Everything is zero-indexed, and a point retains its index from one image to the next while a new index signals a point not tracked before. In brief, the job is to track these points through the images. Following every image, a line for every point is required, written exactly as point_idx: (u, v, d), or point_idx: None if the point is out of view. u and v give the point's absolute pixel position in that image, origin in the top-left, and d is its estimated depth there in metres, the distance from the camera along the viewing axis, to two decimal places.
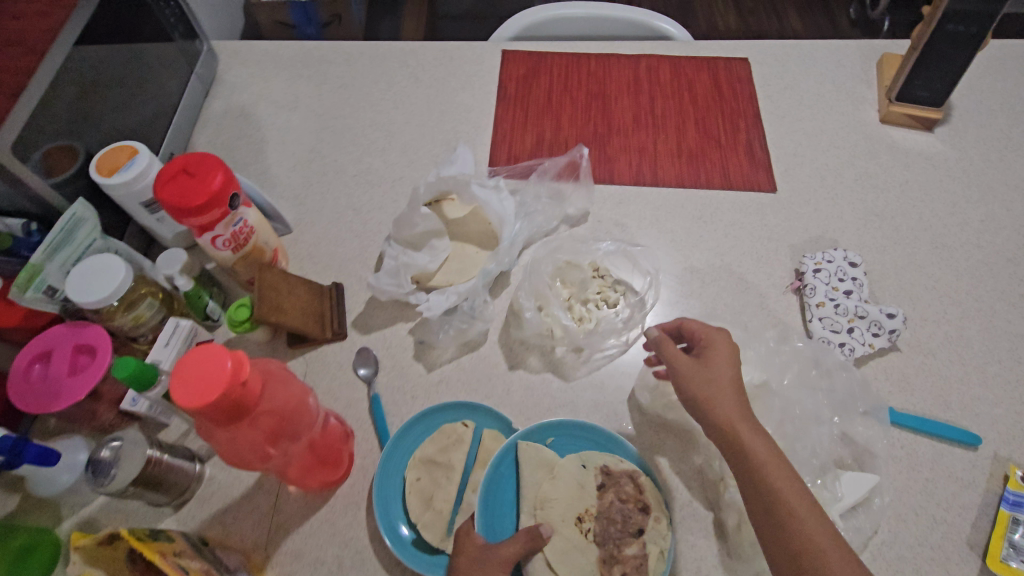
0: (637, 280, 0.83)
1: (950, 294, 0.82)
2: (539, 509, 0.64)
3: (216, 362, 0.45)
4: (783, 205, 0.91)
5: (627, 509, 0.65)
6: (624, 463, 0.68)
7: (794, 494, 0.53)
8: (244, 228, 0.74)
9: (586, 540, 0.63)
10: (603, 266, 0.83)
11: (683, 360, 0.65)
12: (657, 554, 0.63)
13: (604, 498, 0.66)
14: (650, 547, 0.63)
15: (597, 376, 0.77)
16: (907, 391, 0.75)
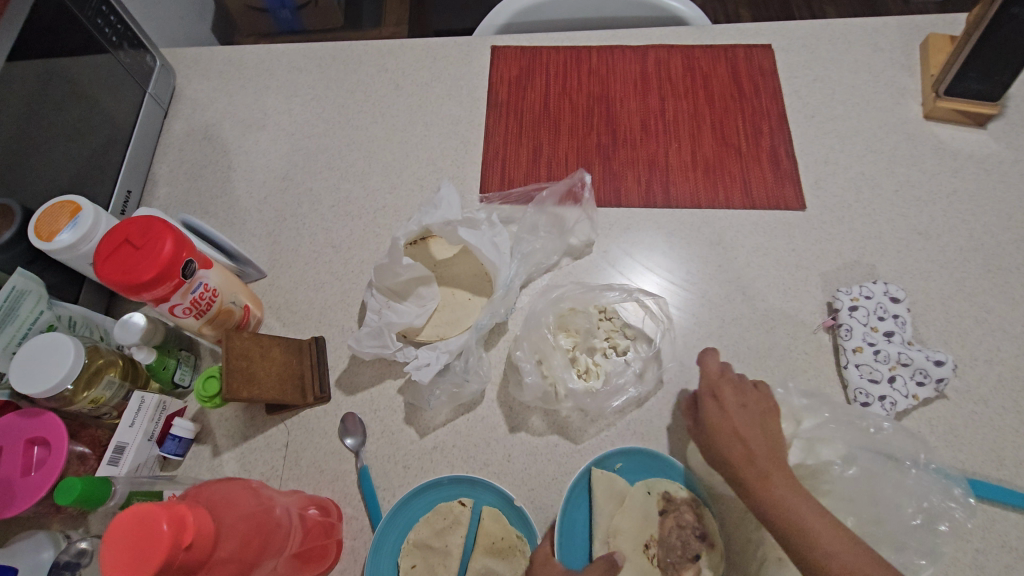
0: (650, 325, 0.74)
1: (1005, 327, 0.73)
2: (610, 539, 0.61)
3: (150, 523, 0.38)
4: (813, 224, 0.81)
5: (688, 535, 0.62)
6: (684, 490, 0.64)
7: (813, 521, 0.50)
8: (205, 292, 0.66)
9: (652, 567, 0.60)
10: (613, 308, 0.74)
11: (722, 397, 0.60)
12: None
13: (665, 525, 0.62)
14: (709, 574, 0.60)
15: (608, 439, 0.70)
16: (957, 445, 0.66)
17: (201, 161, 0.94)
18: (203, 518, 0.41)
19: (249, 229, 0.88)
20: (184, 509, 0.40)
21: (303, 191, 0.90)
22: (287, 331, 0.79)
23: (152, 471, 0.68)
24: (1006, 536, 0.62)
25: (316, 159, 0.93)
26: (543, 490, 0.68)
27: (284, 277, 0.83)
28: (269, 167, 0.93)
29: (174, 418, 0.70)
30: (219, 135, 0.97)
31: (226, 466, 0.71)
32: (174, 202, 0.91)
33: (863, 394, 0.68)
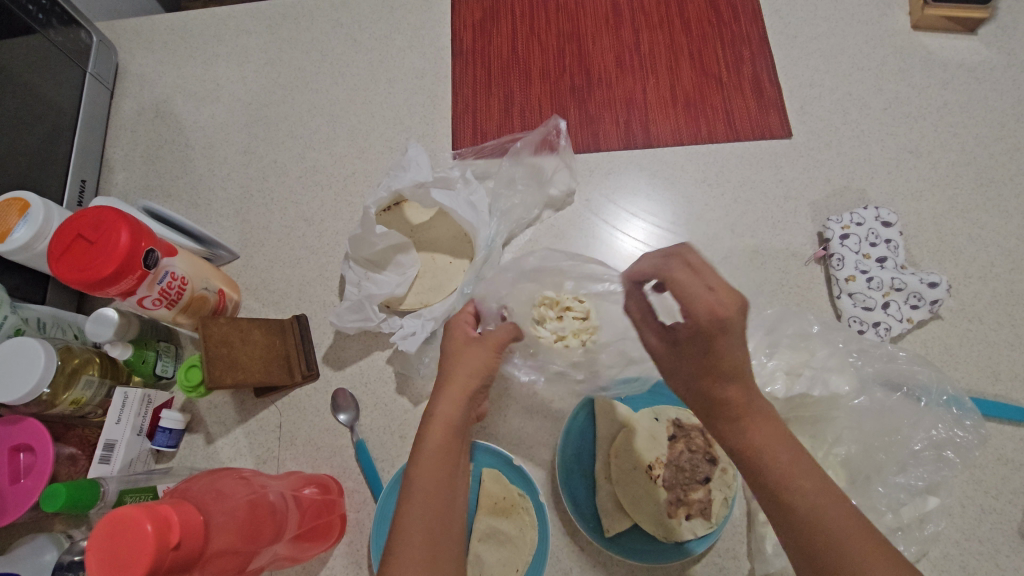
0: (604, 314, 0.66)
1: (999, 241, 0.71)
2: (612, 459, 0.63)
3: (131, 527, 0.36)
4: (800, 152, 0.78)
5: (697, 457, 0.62)
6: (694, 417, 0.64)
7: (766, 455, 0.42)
8: (174, 281, 0.63)
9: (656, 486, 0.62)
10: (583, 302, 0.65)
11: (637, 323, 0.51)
12: (720, 499, 0.60)
13: (673, 449, 0.63)
14: (716, 493, 0.60)
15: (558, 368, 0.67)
16: (953, 364, 0.66)
17: (156, 141, 0.89)
18: (190, 516, 0.40)
19: (215, 209, 0.84)
20: (166, 509, 0.39)
21: (267, 164, 0.86)
22: (267, 311, 0.77)
23: (146, 465, 0.67)
24: (1003, 450, 0.62)
25: (277, 128, 0.88)
26: (543, 449, 0.67)
27: (257, 257, 0.80)
28: (228, 142, 0.88)
29: (162, 410, 0.68)
30: (172, 111, 0.91)
31: (222, 452, 0.70)
32: (134, 188, 0.87)
33: (857, 322, 0.67)
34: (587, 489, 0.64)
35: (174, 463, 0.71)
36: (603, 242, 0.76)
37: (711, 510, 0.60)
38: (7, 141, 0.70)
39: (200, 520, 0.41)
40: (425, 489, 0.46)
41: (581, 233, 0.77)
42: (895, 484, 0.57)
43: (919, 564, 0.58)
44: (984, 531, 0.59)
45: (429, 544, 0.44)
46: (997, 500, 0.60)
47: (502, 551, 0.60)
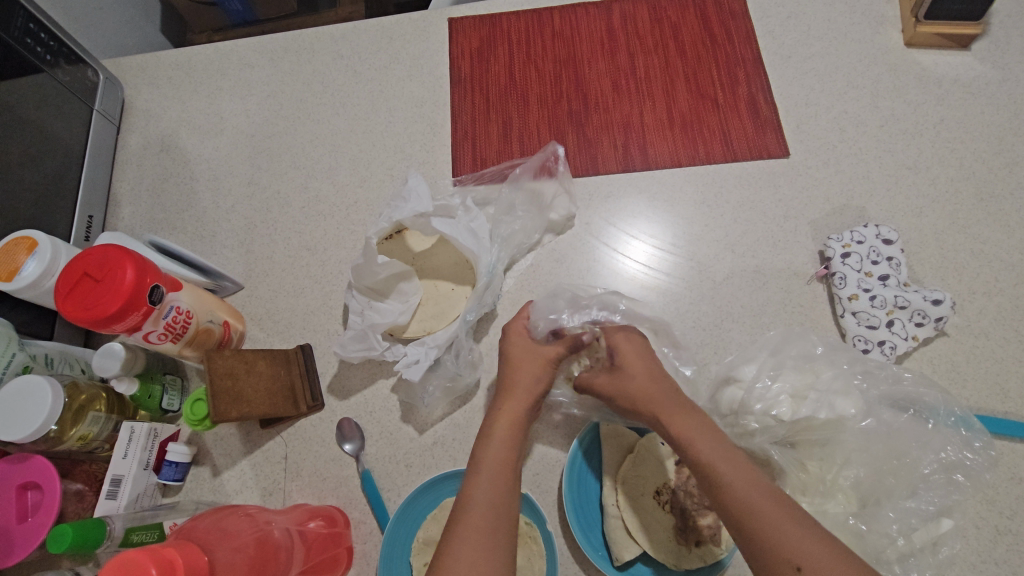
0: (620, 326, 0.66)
1: (1002, 256, 0.71)
2: (620, 486, 0.62)
3: (136, 572, 0.36)
4: (798, 171, 0.78)
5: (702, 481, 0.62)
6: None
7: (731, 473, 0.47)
8: (179, 315, 0.64)
9: (664, 512, 0.61)
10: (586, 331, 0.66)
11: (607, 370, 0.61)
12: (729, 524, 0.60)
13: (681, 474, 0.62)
14: None
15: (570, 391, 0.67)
16: (961, 382, 0.65)
17: (162, 174, 0.91)
18: (195, 557, 0.40)
19: (219, 240, 0.85)
20: (171, 552, 0.39)
21: (270, 194, 0.87)
22: (271, 341, 0.78)
23: (153, 499, 0.67)
24: (1015, 469, 0.61)
25: (280, 159, 0.89)
26: (549, 476, 0.67)
27: (262, 287, 0.81)
28: (232, 174, 0.89)
29: (168, 444, 0.69)
30: (177, 144, 0.93)
31: (228, 484, 0.70)
32: (140, 221, 0.88)
33: (861, 341, 0.67)
34: (597, 517, 0.64)
35: (181, 497, 0.70)
36: (605, 265, 0.77)
37: (720, 535, 0.59)
38: (17, 180, 0.71)
39: (204, 561, 0.41)
40: (490, 464, 0.52)
41: (583, 256, 0.77)
42: (906, 508, 0.56)
43: None
44: (1000, 553, 0.58)
45: (491, 514, 0.48)
46: (1012, 521, 0.59)
47: None
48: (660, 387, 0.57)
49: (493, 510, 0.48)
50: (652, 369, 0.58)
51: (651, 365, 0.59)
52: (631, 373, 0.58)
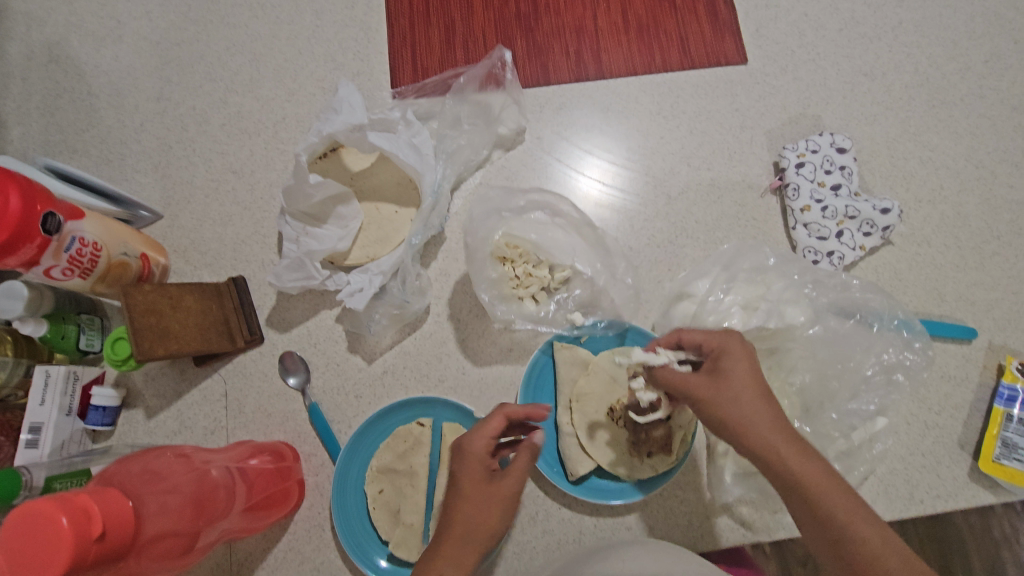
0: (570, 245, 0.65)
1: (949, 164, 0.71)
2: (573, 403, 0.62)
3: (42, 525, 0.32)
4: (756, 79, 0.74)
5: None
6: None
7: (857, 523, 0.41)
8: (84, 247, 0.56)
9: (617, 426, 0.62)
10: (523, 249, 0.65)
11: (695, 377, 0.48)
12: (680, 435, 0.60)
13: None
14: (675, 430, 0.60)
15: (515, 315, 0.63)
16: (902, 289, 0.67)
17: (52, 89, 0.79)
18: (117, 504, 0.36)
19: (130, 164, 0.76)
20: (86, 500, 0.35)
21: (185, 112, 0.77)
22: (200, 274, 0.71)
23: (82, 446, 0.63)
24: (946, 367, 0.64)
25: (193, 70, 0.79)
26: (504, 397, 0.66)
27: (184, 215, 0.73)
28: (137, 88, 0.78)
29: (92, 387, 0.63)
30: (68, 54, 0.80)
31: (165, 426, 0.66)
32: (32, 144, 0.77)
33: (812, 253, 0.67)
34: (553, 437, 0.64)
35: (114, 442, 0.66)
36: (558, 183, 0.73)
37: (671, 445, 0.60)
38: None
39: (129, 508, 0.37)
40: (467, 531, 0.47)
41: (534, 172, 0.73)
42: (846, 407, 0.58)
43: (866, 481, 0.60)
44: (926, 446, 0.62)
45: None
46: (938, 415, 0.63)
47: None
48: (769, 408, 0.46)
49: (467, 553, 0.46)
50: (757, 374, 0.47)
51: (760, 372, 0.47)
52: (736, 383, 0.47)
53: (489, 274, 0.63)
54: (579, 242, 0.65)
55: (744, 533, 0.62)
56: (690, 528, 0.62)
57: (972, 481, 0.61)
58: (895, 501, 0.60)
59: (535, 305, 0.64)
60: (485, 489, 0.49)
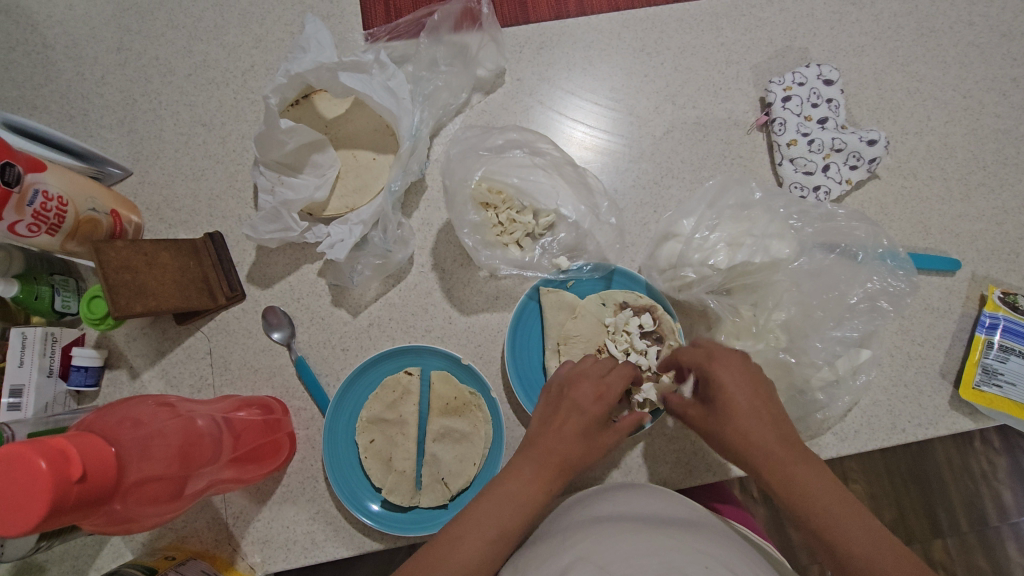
0: (556, 189, 0.63)
1: (936, 94, 0.70)
2: (561, 347, 0.62)
3: (18, 467, 0.33)
4: (742, 11, 0.72)
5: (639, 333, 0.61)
6: (643, 299, 0.62)
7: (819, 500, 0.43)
8: (49, 201, 0.55)
9: None
10: (505, 193, 0.63)
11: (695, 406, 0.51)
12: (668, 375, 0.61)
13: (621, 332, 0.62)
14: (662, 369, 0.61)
15: (501, 261, 0.62)
16: (888, 223, 0.67)
17: (3, 41, 0.74)
18: (97, 447, 0.37)
19: (94, 119, 0.72)
20: (62, 442, 0.35)
21: (147, 62, 0.73)
22: (176, 232, 0.70)
23: (67, 408, 0.62)
24: (929, 299, 0.65)
25: (152, 17, 0.74)
26: (493, 344, 0.65)
27: (154, 171, 0.71)
28: (95, 38, 0.74)
29: (72, 348, 0.62)
30: (16, 3, 0.75)
31: (150, 385, 0.66)
32: None
33: (798, 188, 0.66)
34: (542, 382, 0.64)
35: (100, 403, 0.65)
36: (541, 127, 0.71)
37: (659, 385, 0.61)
38: None
39: (110, 451, 0.38)
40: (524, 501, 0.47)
41: (516, 115, 0.71)
42: (831, 337, 0.58)
43: (851, 412, 0.61)
44: (910, 376, 0.63)
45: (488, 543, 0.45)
46: (922, 346, 0.64)
47: (458, 448, 0.62)
48: (775, 433, 0.47)
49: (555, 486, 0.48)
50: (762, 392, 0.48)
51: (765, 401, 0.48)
52: (735, 411, 0.48)
53: (471, 217, 0.62)
54: (561, 183, 0.64)
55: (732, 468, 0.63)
56: (679, 465, 0.63)
57: (952, 409, 0.62)
58: (878, 430, 0.62)
59: (520, 250, 0.63)
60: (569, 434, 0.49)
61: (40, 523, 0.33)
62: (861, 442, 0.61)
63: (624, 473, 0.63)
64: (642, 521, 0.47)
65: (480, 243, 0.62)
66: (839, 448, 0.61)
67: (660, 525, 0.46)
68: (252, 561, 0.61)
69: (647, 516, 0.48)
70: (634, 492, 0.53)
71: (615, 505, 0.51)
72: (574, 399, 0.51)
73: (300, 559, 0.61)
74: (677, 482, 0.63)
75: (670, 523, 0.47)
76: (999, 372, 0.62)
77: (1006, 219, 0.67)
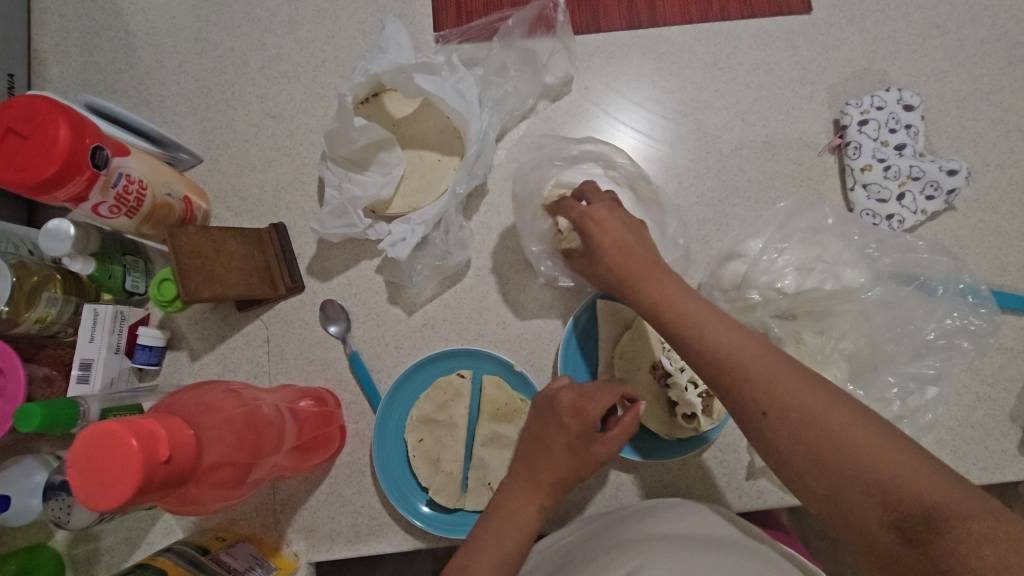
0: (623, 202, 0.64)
1: (1022, 125, 0.67)
2: (615, 360, 0.62)
3: (115, 442, 0.34)
4: (820, 30, 0.70)
5: None
6: None
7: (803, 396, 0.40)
8: (130, 184, 0.56)
9: (658, 385, 0.61)
10: None
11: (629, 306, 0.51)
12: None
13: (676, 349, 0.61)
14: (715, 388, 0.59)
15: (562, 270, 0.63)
16: (962, 257, 0.65)
17: (90, 26, 0.77)
18: (182, 430, 0.38)
19: (169, 106, 0.74)
20: (152, 423, 0.36)
21: (223, 53, 0.75)
22: (241, 221, 0.71)
23: (129, 384, 0.64)
24: (1004, 339, 0.62)
25: (230, 10, 0.76)
26: (545, 352, 0.65)
27: (224, 160, 0.73)
28: (175, 27, 0.76)
29: (138, 327, 0.64)
30: None
31: (208, 369, 0.67)
32: (72, 82, 0.76)
33: (870, 215, 0.64)
34: None
35: (159, 381, 0.67)
36: (605, 136, 0.70)
37: (712, 406, 0.59)
38: None
39: (191, 433, 0.39)
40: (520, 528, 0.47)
41: (581, 124, 0.71)
42: (907, 373, 0.56)
43: None
44: (977, 417, 0.60)
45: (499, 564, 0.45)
46: (992, 387, 0.61)
47: (505, 454, 0.61)
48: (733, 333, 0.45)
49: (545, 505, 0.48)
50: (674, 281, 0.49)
51: (693, 297, 0.48)
52: (616, 245, 0.52)
53: (538, 224, 0.62)
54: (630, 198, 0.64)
55: (783, 497, 0.61)
56: (729, 489, 0.62)
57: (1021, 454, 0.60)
58: None
59: None
60: (556, 458, 0.49)
61: (130, 498, 0.34)
62: None
63: (671, 492, 0.62)
64: (701, 541, 0.46)
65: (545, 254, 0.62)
66: None
67: (721, 548, 0.45)
68: (297, 549, 0.62)
69: (695, 535, 0.48)
70: (680, 512, 0.53)
71: (667, 524, 0.50)
72: (556, 419, 0.50)
73: (343, 551, 0.62)
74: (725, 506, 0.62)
75: (729, 545, 0.46)
76: None
77: None
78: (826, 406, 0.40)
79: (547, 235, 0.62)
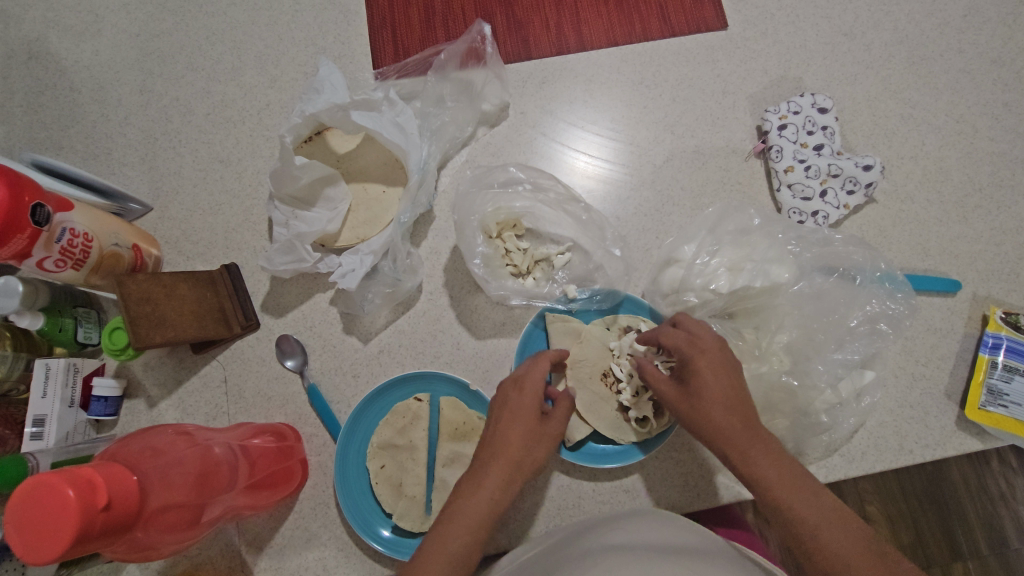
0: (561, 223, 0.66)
1: (929, 119, 0.72)
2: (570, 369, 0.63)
3: (48, 494, 0.34)
4: (736, 44, 0.74)
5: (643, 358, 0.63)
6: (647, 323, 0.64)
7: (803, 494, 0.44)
8: (75, 238, 0.57)
9: (611, 392, 0.63)
10: (520, 223, 0.66)
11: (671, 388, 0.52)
12: None
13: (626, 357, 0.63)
14: None
15: (509, 289, 0.64)
16: (887, 246, 0.68)
17: (34, 86, 0.78)
18: (122, 476, 0.38)
19: (116, 158, 0.76)
20: (89, 472, 0.36)
21: (168, 103, 0.77)
22: (193, 264, 0.72)
23: (86, 436, 0.64)
24: (931, 320, 0.65)
25: (174, 61, 0.78)
26: (499, 369, 0.67)
27: (174, 207, 0.74)
28: (119, 81, 0.78)
29: (93, 378, 0.64)
30: (47, 50, 0.79)
31: (166, 414, 0.67)
32: (18, 141, 0.77)
33: (797, 214, 0.68)
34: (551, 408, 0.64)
35: (118, 431, 0.67)
36: (543, 157, 0.73)
37: (663, 408, 0.62)
38: None
39: (133, 480, 0.39)
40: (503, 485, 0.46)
41: (520, 148, 0.73)
42: (834, 360, 0.59)
43: (857, 434, 0.62)
44: (915, 397, 0.63)
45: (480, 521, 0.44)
46: (926, 367, 0.64)
47: (466, 473, 0.62)
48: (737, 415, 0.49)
49: (512, 483, 0.47)
50: (751, 429, 0.48)
51: (733, 395, 0.49)
52: (704, 391, 0.50)
53: (481, 249, 0.64)
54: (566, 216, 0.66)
55: (739, 491, 0.63)
56: (687, 489, 0.63)
57: (959, 430, 0.62)
58: (885, 452, 0.62)
59: (533, 281, 0.66)
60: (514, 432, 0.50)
61: (69, 548, 0.35)
62: (868, 465, 0.61)
63: (632, 497, 0.63)
64: (657, 551, 0.47)
65: (491, 275, 0.64)
66: (846, 470, 0.61)
67: (674, 553, 0.47)
68: None
69: (646, 544, 0.49)
70: (636, 521, 0.54)
71: (626, 535, 0.51)
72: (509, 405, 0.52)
73: None
74: (686, 506, 0.63)
75: (682, 552, 0.47)
76: (1004, 392, 0.62)
77: (1005, 239, 0.68)
78: (798, 501, 0.44)
79: (488, 256, 0.64)
